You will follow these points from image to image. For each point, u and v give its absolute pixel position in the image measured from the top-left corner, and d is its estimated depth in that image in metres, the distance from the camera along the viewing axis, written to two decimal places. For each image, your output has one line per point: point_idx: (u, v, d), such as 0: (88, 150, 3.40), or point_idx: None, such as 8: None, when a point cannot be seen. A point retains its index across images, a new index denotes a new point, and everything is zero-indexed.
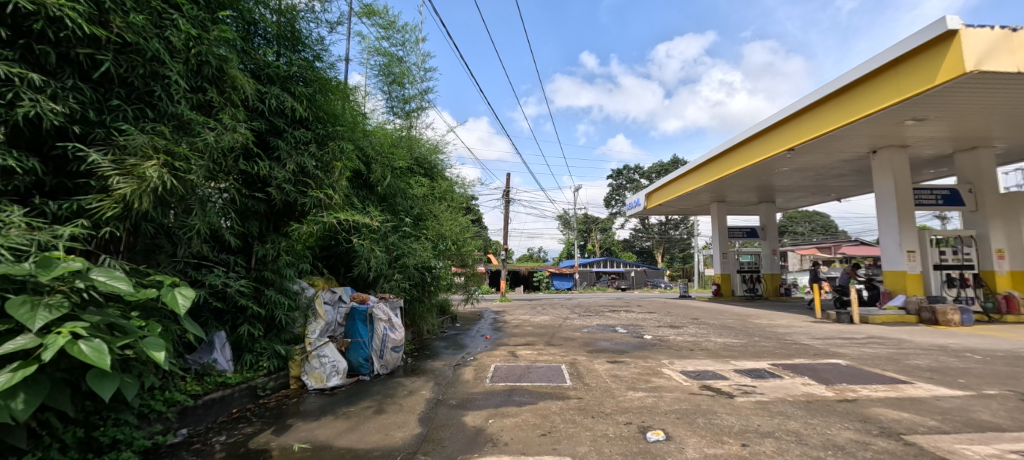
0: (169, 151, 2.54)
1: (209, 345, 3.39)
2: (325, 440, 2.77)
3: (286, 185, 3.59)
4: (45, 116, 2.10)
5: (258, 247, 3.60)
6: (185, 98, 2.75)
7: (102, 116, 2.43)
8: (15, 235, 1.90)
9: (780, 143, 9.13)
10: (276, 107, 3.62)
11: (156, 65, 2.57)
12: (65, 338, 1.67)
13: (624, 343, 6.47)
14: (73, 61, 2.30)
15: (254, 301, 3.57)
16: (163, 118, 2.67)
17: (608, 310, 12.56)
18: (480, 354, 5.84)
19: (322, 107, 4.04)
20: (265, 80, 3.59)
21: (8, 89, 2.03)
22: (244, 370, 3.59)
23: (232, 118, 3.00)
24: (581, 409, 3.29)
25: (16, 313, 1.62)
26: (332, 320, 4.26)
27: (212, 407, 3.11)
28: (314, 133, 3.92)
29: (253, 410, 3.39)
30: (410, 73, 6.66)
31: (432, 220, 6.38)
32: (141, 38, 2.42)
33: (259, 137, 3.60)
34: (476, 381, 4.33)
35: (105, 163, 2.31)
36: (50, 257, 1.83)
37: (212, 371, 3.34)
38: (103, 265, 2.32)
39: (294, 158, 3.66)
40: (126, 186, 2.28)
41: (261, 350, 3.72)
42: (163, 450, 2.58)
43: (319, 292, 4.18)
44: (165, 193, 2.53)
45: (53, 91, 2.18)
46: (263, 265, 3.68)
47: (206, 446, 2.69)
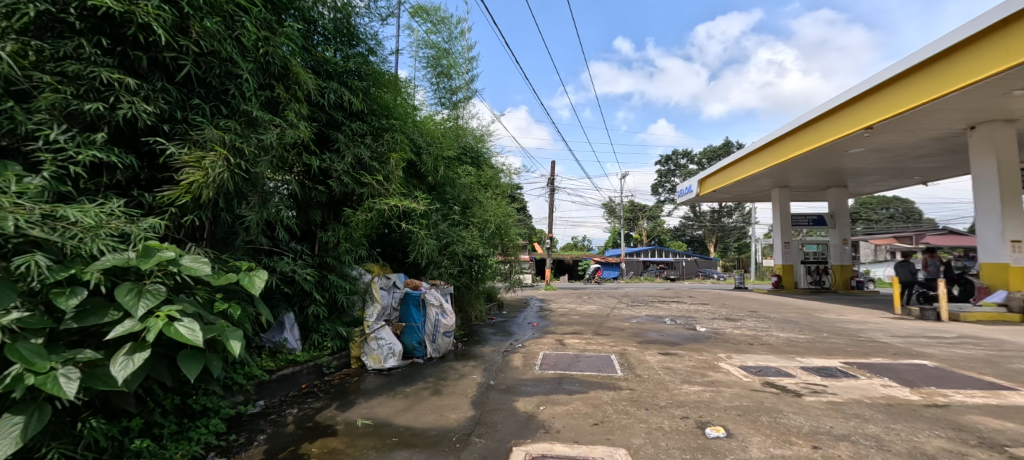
0: (237, 146, 2.70)
1: (280, 325, 3.69)
2: (385, 418, 2.92)
3: (345, 176, 3.77)
4: (141, 117, 2.31)
5: (321, 234, 3.82)
6: (255, 95, 2.92)
7: (185, 113, 2.62)
8: (119, 225, 2.08)
9: (852, 123, 8.28)
10: (335, 102, 3.80)
11: (230, 65, 2.73)
12: (163, 321, 1.88)
13: (675, 335, 6.24)
14: (161, 64, 2.51)
15: (318, 286, 3.83)
16: (235, 115, 2.84)
17: (657, 301, 12.16)
18: (528, 341, 5.87)
19: (376, 100, 4.18)
20: (324, 76, 3.76)
21: (110, 93, 2.25)
22: (311, 349, 3.86)
23: (295, 115, 3.17)
24: (633, 401, 3.21)
25: (121, 300, 1.83)
26: (388, 304, 4.40)
27: (283, 382, 3.37)
28: (369, 126, 4.09)
29: (320, 386, 3.64)
30: (457, 64, 6.72)
31: (479, 207, 6.46)
32: (216, 41, 2.56)
33: (319, 130, 3.78)
34: (525, 367, 4.37)
35: (180, 156, 2.48)
36: (150, 246, 2.03)
37: (284, 349, 3.63)
38: (192, 251, 2.56)
39: (352, 150, 3.82)
40: (194, 178, 2.45)
41: (325, 331, 3.98)
42: (244, 418, 2.86)
43: (375, 279, 4.38)
44: (232, 185, 2.70)
45: (145, 93, 2.40)
46: (326, 252, 3.93)
47: (280, 417, 2.93)
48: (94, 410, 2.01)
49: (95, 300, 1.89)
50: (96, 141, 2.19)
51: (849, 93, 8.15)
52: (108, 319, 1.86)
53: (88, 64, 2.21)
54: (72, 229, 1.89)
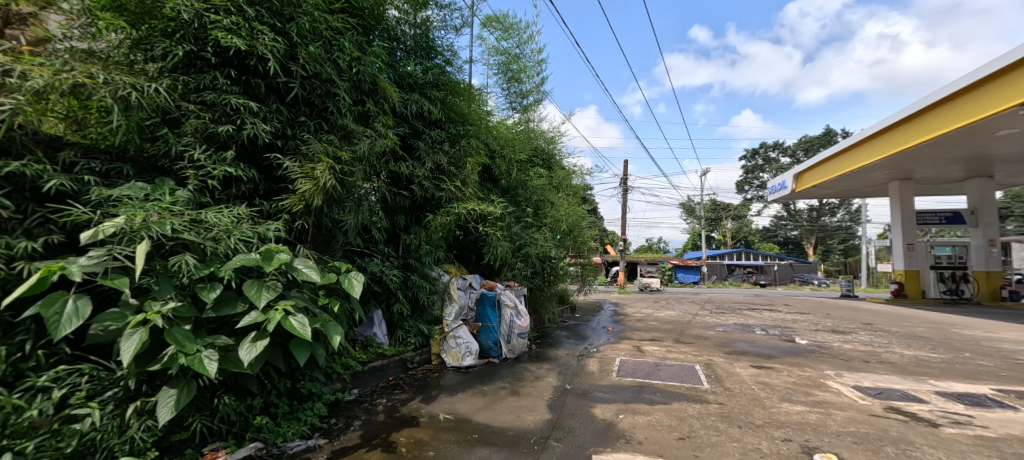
0: (337, 156, 2.99)
1: (370, 320, 3.99)
2: (464, 414, 3.02)
3: (426, 181, 3.99)
4: (262, 136, 2.64)
5: (405, 237, 4.09)
6: (350, 110, 3.21)
7: (294, 131, 2.96)
8: (248, 229, 2.38)
9: (1001, 99, 6.85)
10: (416, 112, 4.03)
11: (329, 85, 3.03)
12: (280, 314, 2.13)
13: (770, 347, 5.65)
14: (275, 89, 2.86)
15: (403, 285, 4.08)
16: (334, 129, 3.14)
17: (746, 308, 11.12)
18: (603, 346, 5.70)
19: (453, 108, 4.37)
20: (407, 89, 4.02)
21: (239, 117, 2.61)
22: (397, 344, 4.12)
23: (384, 126, 3.43)
24: (724, 417, 2.96)
25: (248, 293, 2.12)
26: (465, 304, 4.61)
27: (374, 374, 3.65)
28: (447, 133, 4.29)
29: (404, 379, 3.87)
30: (527, 68, 6.78)
31: (551, 208, 6.44)
32: (318, 65, 2.87)
33: (403, 140, 4.03)
34: (602, 373, 4.25)
35: (293, 168, 2.81)
36: (269, 248, 2.30)
37: (373, 343, 3.93)
38: (300, 252, 2.87)
39: (431, 157, 4.04)
40: (306, 186, 2.75)
41: (409, 328, 4.24)
42: (342, 404, 3.14)
43: (452, 279, 4.58)
44: (334, 192, 2.99)
45: (264, 115, 2.74)
46: (409, 253, 4.17)
47: (372, 406, 3.17)
48: (227, 388, 2.34)
49: (228, 292, 2.20)
50: (227, 158, 2.53)
51: (995, 64, 6.75)
52: (238, 309, 2.16)
53: (221, 92, 2.57)
54: (211, 230, 2.19)
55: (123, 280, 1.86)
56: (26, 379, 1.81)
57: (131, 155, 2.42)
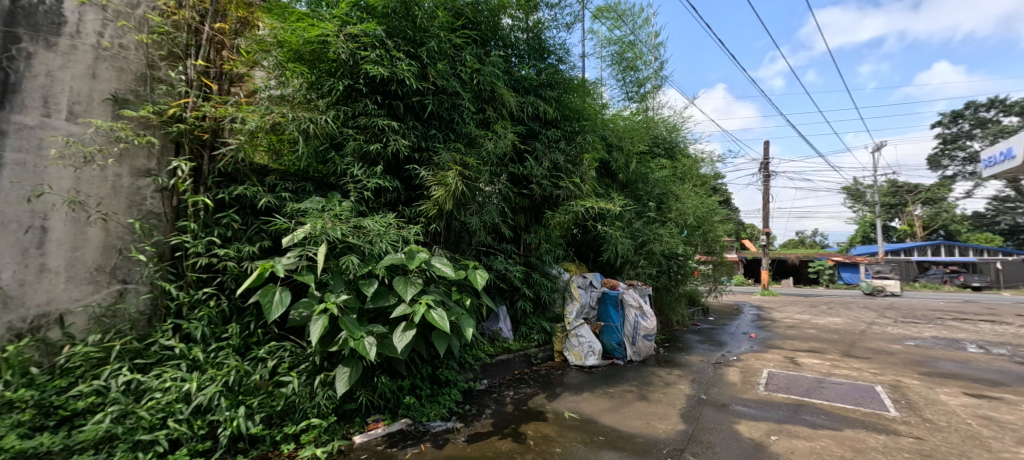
0: (465, 163, 3.24)
1: (496, 315, 4.21)
2: (590, 415, 2.98)
3: (544, 180, 4.06)
4: (402, 150, 2.97)
5: (526, 236, 4.22)
6: (472, 118, 3.43)
7: (427, 143, 3.26)
8: (395, 232, 2.72)
9: None
10: (533, 113, 4.12)
11: (454, 98, 3.28)
12: (423, 308, 2.40)
13: (994, 371, 4.28)
14: (411, 107, 3.18)
15: (525, 283, 4.22)
16: (460, 138, 3.38)
17: (949, 318, 8.65)
18: (745, 354, 5.04)
19: (568, 105, 4.35)
20: (522, 92, 4.13)
21: (384, 136, 2.96)
22: (521, 340, 4.26)
23: (504, 129, 3.59)
24: (924, 455, 2.34)
25: (398, 288, 2.44)
26: (587, 303, 4.58)
27: (501, 367, 3.84)
28: (563, 131, 4.29)
29: (529, 374, 3.99)
30: (644, 53, 6.38)
31: (676, 201, 5.95)
32: (445, 80, 3.15)
33: (521, 141, 4.14)
34: (745, 385, 3.75)
35: (429, 177, 3.11)
36: (412, 249, 2.60)
37: (499, 337, 4.13)
38: (436, 252, 3.18)
39: (548, 156, 4.07)
40: (440, 192, 3.03)
41: (532, 324, 4.34)
42: (474, 393, 3.37)
43: (572, 277, 4.60)
44: (462, 195, 3.25)
45: (403, 131, 3.07)
46: (530, 252, 4.28)
47: (500, 397, 3.34)
48: (382, 369, 2.72)
49: (382, 287, 2.55)
50: (376, 172, 2.91)
51: None
52: (391, 302, 2.49)
53: (370, 116, 2.93)
54: (368, 235, 2.56)
55: (309, 275, 2.29)
56: (252, 351, 2.38)
57: (310, 175, 2.95)
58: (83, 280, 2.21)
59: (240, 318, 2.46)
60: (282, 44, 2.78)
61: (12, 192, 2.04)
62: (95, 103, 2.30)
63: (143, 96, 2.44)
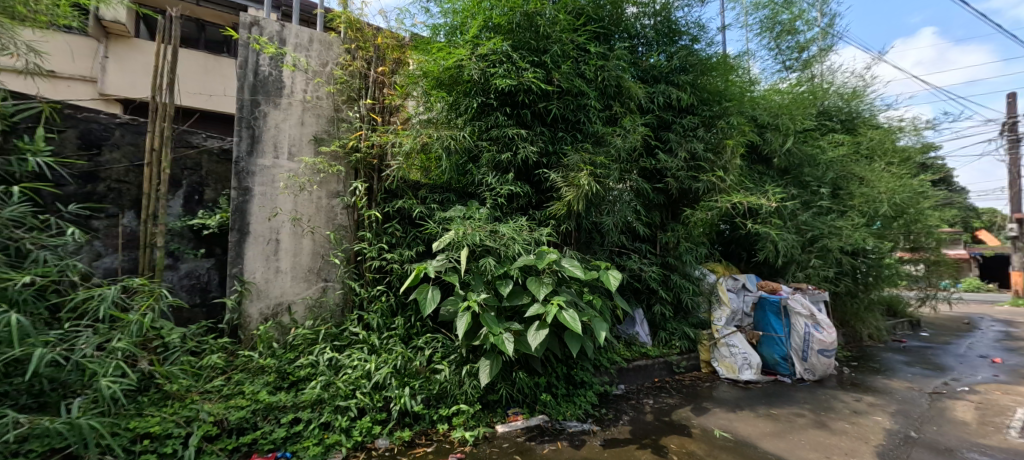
0: (594, 162, 3.21)
1: (632, 318, 3.96)
2: (747, 437, 2.61)
3: (682, 173, 3.74)
4: (530, 156, 3.10)
5: (662, 235, 3.96)
6: (599, 116, 3.39)
7: (555, 147, 3.32)
8: (526, 235, 2.85)
9: None
10: (665, 103, 3.84)
11: (580, 98, 3.31)
12: (556, 309, 2.46)
13: None
14: (538, 114, 3.30)
15: (663, 285, 3.96)
16: (588, 138, 3.38)
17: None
18: (982, 385, 3.77)
19: (705, 88, 3.93)
20: (652, 82, 3.89)
21: (515, 144, 3.13)
22: (661, 345, 3.95)
23: (633, 123, 3.44)
24: None
25: (532, 289, 2.56)
26: (740, 308, 4.04)
27: (639, 373, 3.65)
28: (701, 117, 3.89)
29: (671, 384, 3.69)
30: (804, 12, 5.34)
31: (861, 185, 4.81)
32: (571, 82, 3.20)
33: (653, 134, 3.88)
34: (984, 427, 2.80)
35: (559, 180, 3.16)
36: (543, 251, 2.69)
37: (636, 342, 3.87)
38: (567, 253, 3.21)
39: (685, 146, 3.74)
40: (571, 194, 3.06)
41: (672, 330, 3.99)
42: (610, 398, 3.26)
43: (721, 280, 4.12)
44: (593, 195, 3.23)
45: (531, 138, 3.19)
46: (668, 251, 4.00)
47: (639, 405, 3.18)
48: (519, 365, 2.87)
49: (517, 287, 2.70)
50: (508, 179, 3.10)
51: None
52: (525, 301, 2.62)
53: (501, 127, 3.12)
54: (503, 238, 2.74)
55: (454, 276, 2.58)
56: (413, 340, 2.80)
57: (453, 187, 3.29)
58: (301, 278, 2.90)
59: (404, 312, 2.91)
60: (427, 75, 3.13)
61: (260, 214, 2.80)
62: (303, 144, 2.97)
63: (332, 133, 3.05)
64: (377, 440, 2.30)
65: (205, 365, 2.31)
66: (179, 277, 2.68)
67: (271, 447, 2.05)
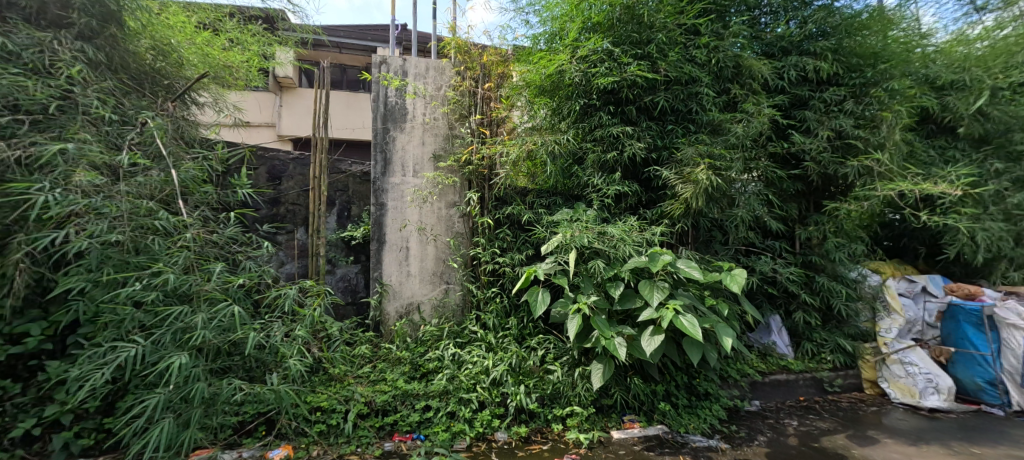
0: (711, 154, 3.00)
1: (766, 327, 3.53)
2: None
3: (824, 156, 3.24)
4: (638, 153, 3.01)
5: (801, 230, 3.46)
6: (714, 103, 3.17)
7: (665, 141, 3.17)
8: (637, 236, 2.77)
9: None
10: (799, 77, 3.38)
11: (692, 85, 3.16)
12: (672, 313, 2.34)
13: None
14: (644, 109, 3.20)
15: (806, 289, 3.47)
16: (702, 127, 3.17)
17: None
18: None
19: (853, 52, 3.34)
20: (780, 55, 3.46)
21: (621, 142, 3.08)
22: (806, 359, 3.42)
23: (757, 105, 3.13)
24: None
25: (643, 292, 2.47)
26: (917, 318, 3.35)
27: (778, 388, 3.18)
28: (849, 88, 3.33)
29: (823, 404, 3.15)
30: None
31: None
32: (680, 70, 3.07)
33: (784, 114, 3.45)
34: None
35: (672, 176, 2.99)
36: (654, 252, 2.58)
37: (774, 353, 3.39)
38: (685, 254, 3.02)
39: (828, 124, 3.25)
40: (688, 191, 2.87)
41: (821, 341, 3.44)
42: (743, 414, 2.93)
43: (888, 282, 3.43)
44: (714, 190, 3.00)
45: (638, 135, 3.10)
46: (810, 249, 3.50)
47: (780, 425, 2.81)
48: (636, 370, 2.77)
49: (628, 290, 2.63)
50: (615, 179, 3.06)
51: None
52: (638, 305, 2.53)
53: (606, 127, 3.09)
54: (612, 240, 2.71)
55: (563, 279, 2.60)
56: (527, 340, 2.92)
57: (559, 190, 3.35)
58: (427, 280, 3.24)
59: (517, 313, 3.06)
60: (530, 84, 3.26)
61: (393, 225, 3.22)
62: (424, 161, 3.32)
63: (448, 149, 3.35)
64: (496, 433, 2.44)
65: (359, 355, 2.75)
66: (336, 280, 3.23)
67: (408, 429, 2.35)
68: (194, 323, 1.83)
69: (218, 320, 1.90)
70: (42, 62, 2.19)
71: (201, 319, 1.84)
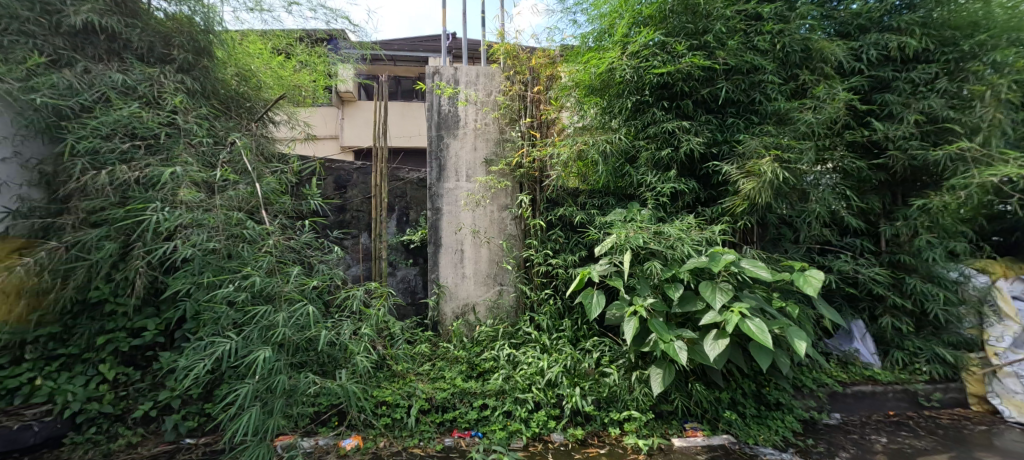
0: (777, 145, 2.81)
1: (847, 333, 3.21)
2: None
3: (912, 142, 2.91)
4: (695, 148, 2.89)
5: (886, 225, 3.13)
6: (780, 92, 2.97)
7: (725, 134, 3.01)
8: (696, 235, 2.65)
9: None
10: (879, 56, 3.06)
11: (755, 74, 2.97)
12: (737, 315, 2.21)
13: None
14: (701, 102, 3.06)
15: (894, 290, 3.13)
16: (766, 118, 2.98)
17: None
18: None
19: (947, 24, 2.96)
20: (856, 34, 3.15)
21: (677, 137, 2.97)
22: (896, 369, 3.08)
23: (830, 90, 2.90)
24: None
25: (704, 294, 2.36)
26: None
27: (862, 401, 2.88)
28: (942, 64, 2.96)
29: (917, 420, 2.82)
30: None
31: None
32: (740, 58, 2.90)
33: (863, 98, 3.14)
34: None
35: (734, 170, 2.83)
36: (715, 252, 2.46)
37: (856, 362, 3.09)
38: (750, 253, 2.85)
39: (917, 106, 2.91)
40: (750, 185, 2.71)
41: (914, 349, 3.08)
42: (820, 427, 2.70)
43: (999, 284, 2.96)
44: (781, 184, 2.80)
45: (695, 129, 2.97)
46: (898, 246, 3.15)
47: (866, 442, 2.56)
48: (697, 376, 2.65)
49: (687, 291, 2.53)
50: (671, 177, 2.96)
51: None
52: (699, 307, 2.43)
53: (660, 123, 2.99)
54: (669, 240, 2.61)
55: (618, 280, 2.56)
56: (581, 342, 2.90)
57: (611, 190, 3.30)
58: (481, 282, 3.32)
59: (571, 315, 3.05)
60: (579, 84, 3.24)
61: (448, 228, 3.34)
62: (477, 166, 3.40)
63: (499, 154, 3.41)
64: (553, 434, 2.45)
65: (420, 353, 2.89)
66: (397, 281, 3.41)
67: (466, 426, 2.43)
68: (277, 321, 2.02)
69: (296, 318, 2.08)
70: (153, 94, 2.52)
71: (282, 318, 2.03)
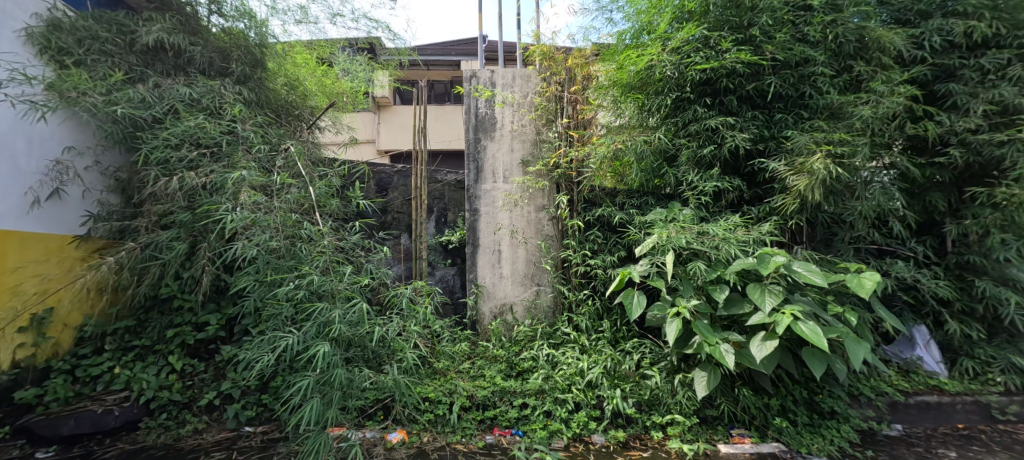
0: (829, 140, 2.68)
1: (909, 339, 3.02)
2: None
3: (982, 134, 2.70)
4: (740, 145, 2.80)
5: (953, 224, 2.91)
6: (832, 85, 2.83)
7: (772, 130, 2.90)
8: (742, 235, 2.57)
9: None
10: (943, 43, 2.86)
11: (805, 67, 2.84)
12: (789, 318, 2.12)
13: None
14: (746, 97, 2.96)
15: (961, 294, 2.92)
16: (818, 113, 2.85)
17: None
18: None
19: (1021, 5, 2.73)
20: (917, 20, 2.96)
21: (721, 134, 2.88)
22: (966, 379, 2.86)
23: (887, 82, 2.75)
24: None
25: (752, 296, 2.28)
26: None
27: (927, 412, 2.69)
28: (1016, 49, 2.73)
29: (991, 435, 2.61)
30: None
31: None
32: (789, 51, 2.79)
33: (924, 89, 2.94)
34: None
35: (782, 167, 2.73)
36: (764, 253, 2.37)
37: (920, 370, 2.89)
38: (800, 254, 2.73)
39: (987, 95, 2.70)
40: (801, 182, 2.60)
41: (987, 358, 2.85)
42: (881, 438, 2.54)
43: None
44: (834, 181, 2.66)
45: (740, 125, 2.88)
46: (966, 247, 2.92)
47: (933, 456, 2.39)
48: (744, 381, 2.56)
49: (733, 294, 2.45)
50: (714, 175, 2.88)
51: None
52: (746, 310, 2.35)
53: (702, 120, 2.92)
54: (713, 240, 2.54)
55: (660, 281, 2.51)
56: (621, 343, 2.88)
57: (651, 189, 3.25)
58: (519, 282, 3.35)
59: (610, 316, 3.02)
60: (616, 82, 3.19)
61: (486, 229, 3.38)
62: (514, 167, 3.43)
63: (536, 155, 3.43)
64: (593, 435, 2.43)
65: (461, 351, 2.95)
66: (436, 281, 3.49)
67: (507, 424, 2.46)
68: (332, 317, 2.12)
69: (349, 315, 2.17)
70: (213, 105, 2.69)
71: (336, 314, 2.13)
